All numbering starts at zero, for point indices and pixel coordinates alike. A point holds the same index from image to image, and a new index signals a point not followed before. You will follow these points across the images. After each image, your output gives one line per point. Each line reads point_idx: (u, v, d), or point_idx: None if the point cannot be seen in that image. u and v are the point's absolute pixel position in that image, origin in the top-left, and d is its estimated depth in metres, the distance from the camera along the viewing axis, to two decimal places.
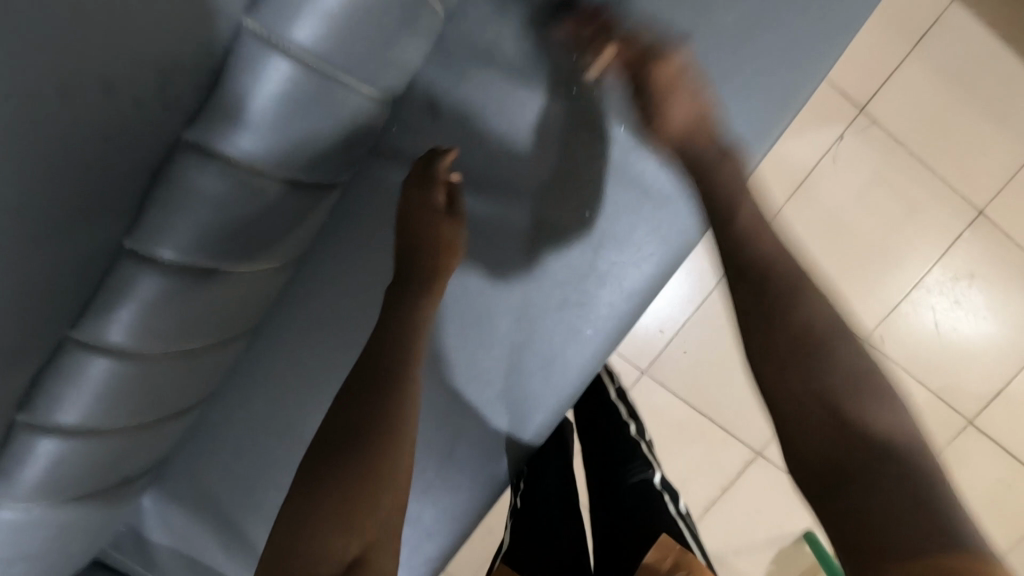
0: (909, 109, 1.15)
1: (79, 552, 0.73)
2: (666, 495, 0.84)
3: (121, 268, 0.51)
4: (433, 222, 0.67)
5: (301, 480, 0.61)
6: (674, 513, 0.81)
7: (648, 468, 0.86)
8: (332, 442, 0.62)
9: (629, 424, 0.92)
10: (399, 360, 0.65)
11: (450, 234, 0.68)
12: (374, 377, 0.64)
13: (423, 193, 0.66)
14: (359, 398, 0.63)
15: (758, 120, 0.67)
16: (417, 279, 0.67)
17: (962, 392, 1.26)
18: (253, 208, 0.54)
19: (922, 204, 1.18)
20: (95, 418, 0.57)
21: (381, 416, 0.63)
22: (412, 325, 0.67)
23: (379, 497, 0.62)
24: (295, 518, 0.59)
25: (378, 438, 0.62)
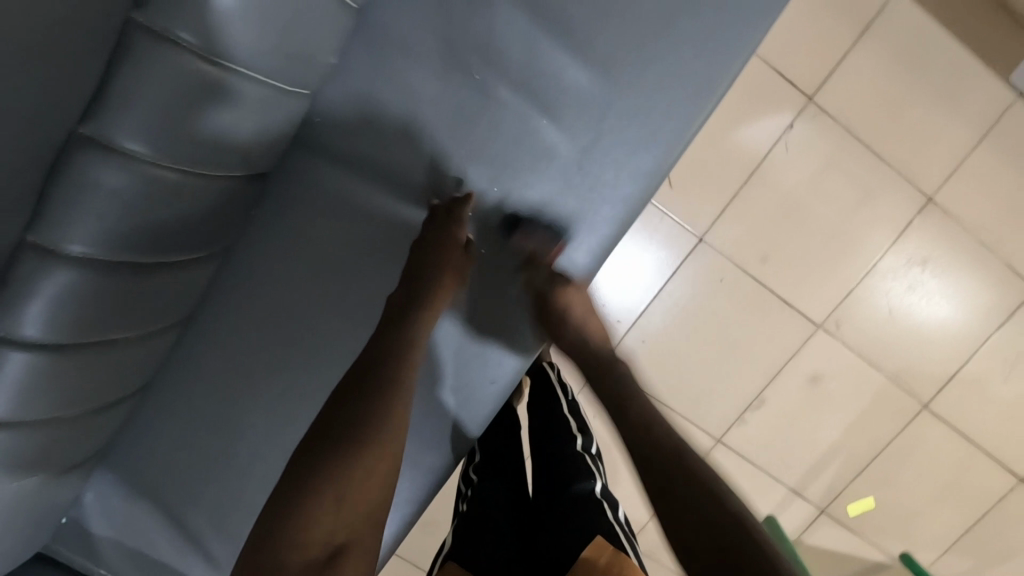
0: (857, 97, 1.16)
1: (18, 545, 0.73)
2: (608, 504, 0.78)
3: (28, 262, 0.51)
4: (447, 252, 0.70)
5: (296, 470, 0.59)
6: (615, 520, 0.76)
7: (591, 477, 0.81)
8: (331, 436, 0.60)
9: (578, 438, 0.88)
10: (403, 367, 0.65)
11: (460, 264, 0.71)
12: (372, 376, 0.63)
13: (445, 225, 0.70)
14: (356, 397, 0.62)
15: (676, 110, 0.67)
16: (424, 294, 0.68)
17: (916, 377, 1.28)
18: (169, 200, 0.54)
19: (871, 189, 1.20)
20: (20, 411, 0.58)
21: (378, 415, 0.62)
22: (416, 340, 0.67)
23: (368, 496, 0.61)
24: (283, 508, 0.58)
25: (377, 437, 0.61)
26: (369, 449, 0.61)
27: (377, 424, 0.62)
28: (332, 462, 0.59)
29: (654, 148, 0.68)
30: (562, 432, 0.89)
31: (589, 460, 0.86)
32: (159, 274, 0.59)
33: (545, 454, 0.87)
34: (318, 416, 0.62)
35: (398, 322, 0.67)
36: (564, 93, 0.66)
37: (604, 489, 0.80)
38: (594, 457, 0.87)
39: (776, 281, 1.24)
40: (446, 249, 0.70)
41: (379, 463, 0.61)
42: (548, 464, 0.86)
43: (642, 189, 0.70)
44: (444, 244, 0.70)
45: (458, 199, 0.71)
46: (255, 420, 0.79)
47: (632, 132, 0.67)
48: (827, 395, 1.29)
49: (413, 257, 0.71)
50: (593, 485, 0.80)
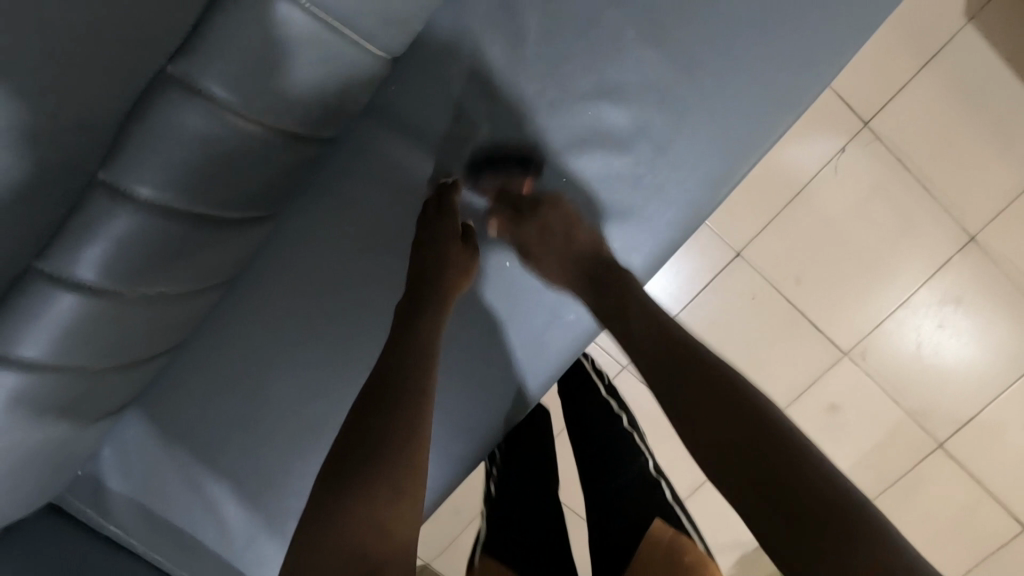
0: (913, 127, 1.15)
1: (33, 494, 0.70)
2: (663, 482, 0.81)
3: (94, 200, 0.49)
4: (449, 244, 0.70)
5: (328, 490, 0.56)
6: (671, 495, 0.79)
7: (643, 456, 0.84)
8: (353, 453, 0.58)
9: (623, 415, 0.92)
10: (411, 368, 0.63)
11: (463, 259, 0.71)
12: (396, 379, 0.62)
13: (442, 215, 0.71)
14: (381, 404, 0.60)
15: (755, 116, 0.66)
16: (429, 295, 0.68)
17: (935, 414, 1.27)
18: (246, 151, 0.53)
19: (915, 221, 1.18)
20: (60, 355, 0.55)
21: (407, 415, 0.60)
22: (432, 335, 0.67)
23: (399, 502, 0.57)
24: (315, 534, 0.54)
25: (397, 442, 0.59)
26: (404, 450, 0.59)
27: (407, 426, 0.60)
28: (368, 475, 0.56)
29: (726, 152, 0.67)
30: (605, 413, 0.93)
31: (637, 437, 0.89)
32: (219, 228, 0.57)
33: (587, 439, 0.90)
34: (340, 437, 0.59)
35: (415, 321, 0.66)
36: (650, 92, 0.65)
37: (656, 466, 0.84)
38: (640, 432, 0.91)
39: (808, 305, 1.22)
40: (448, 240, 0.70)
41: (417, 463, 0.59)
42: (597, 445, 0.88)
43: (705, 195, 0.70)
44: (445, 239, 0.70)
45: (447, 187, 0.72)
46: (288, 388, 0.77)
47: (709, 132, 0.67)
48: (843, 422, 1.28)
49: (417, 255, 0.70)
50: (646, 463, 0.83)
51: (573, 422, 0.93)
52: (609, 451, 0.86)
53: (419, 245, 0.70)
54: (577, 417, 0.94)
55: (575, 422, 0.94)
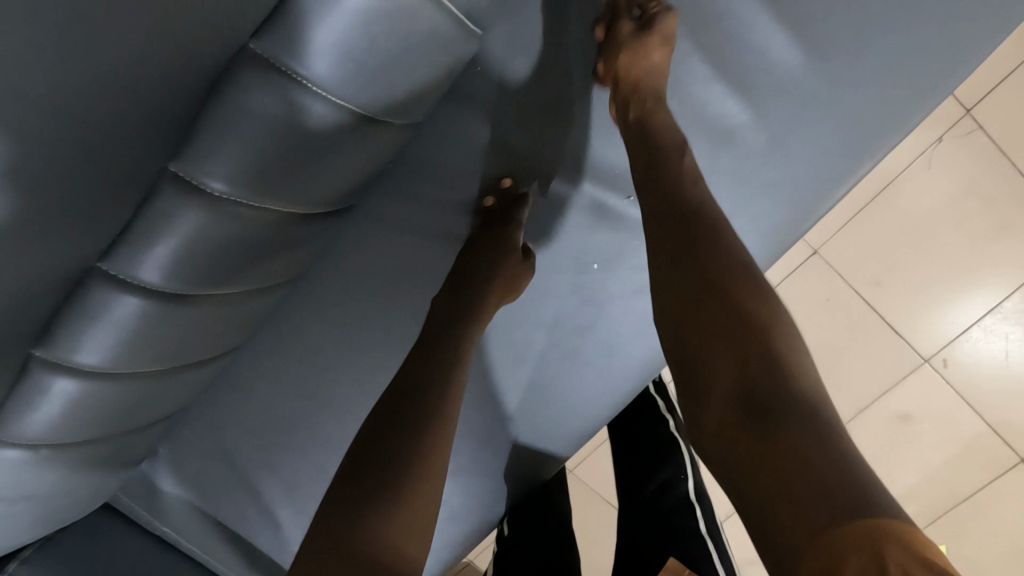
0: (1020, 116, 1.04)
1: (89, 495, 0.67)
2: (699, 506, 0.81)
3: (162, 194, 0.44)
4: (504, 258, 0.62)
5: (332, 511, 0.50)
6: (704, 526, 0.79)
7: (682, 473, 0.83)
8: (363, 475, 0.52)
9: (668, 421, 0.89)
10: (438, 377, 0.57)
11: (517, 269, 0.63)
12: (428, 375, 0.57)
13: (496, 218, 0.63)
14: (397, 415, 0.55)
15: (882, 111, 0.57)
16: (475, 300, 0.61)
17: (1020, 430, 1.14)
18: (330, 146, 0.46)
19: (1014, 219, 1.07)
20: (119, 362, 0.51)
21: (434, 413, 0.55)
22: (465, 346, 0.60)
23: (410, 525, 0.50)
24: (318, 561, 0.47)
25: (415, 459, 0.52)
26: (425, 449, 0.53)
27: (431, 424, 0.55)
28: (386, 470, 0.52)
29: (843, 153, 0.59)
30: (653, 417, 0.90)
31: (682, 446, 0.86)
32: (290, 226, 0.51)
33: (627, 441, 0.90)
34: (351, 453, 0.54)
35: (445, 330, 0.60)
36: (773, 76, 0.57)
37: (695, 485, 0.83)
38: (685, 440, 0.88)
39: (888, 308, 1.13)
40: (503, 253, 0.62)
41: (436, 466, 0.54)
42: (636, 452, 0.87)
43: (810, 201, 0.62)
44: (498, 250, 0.62)
45: (515, 197, 0.63)
46: (348, 392, 0.72)
47: (830, 128, 0.58)
48: (915, 435, 1.17)
49: (464, 260, 0.63)
50: (683, 480, 0.82)
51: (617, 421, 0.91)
52: (647, 461, 0.86)
53: (468, 252, 0.64)
54: (628, 416, 0.91)
55: (622, 424, 0.92)
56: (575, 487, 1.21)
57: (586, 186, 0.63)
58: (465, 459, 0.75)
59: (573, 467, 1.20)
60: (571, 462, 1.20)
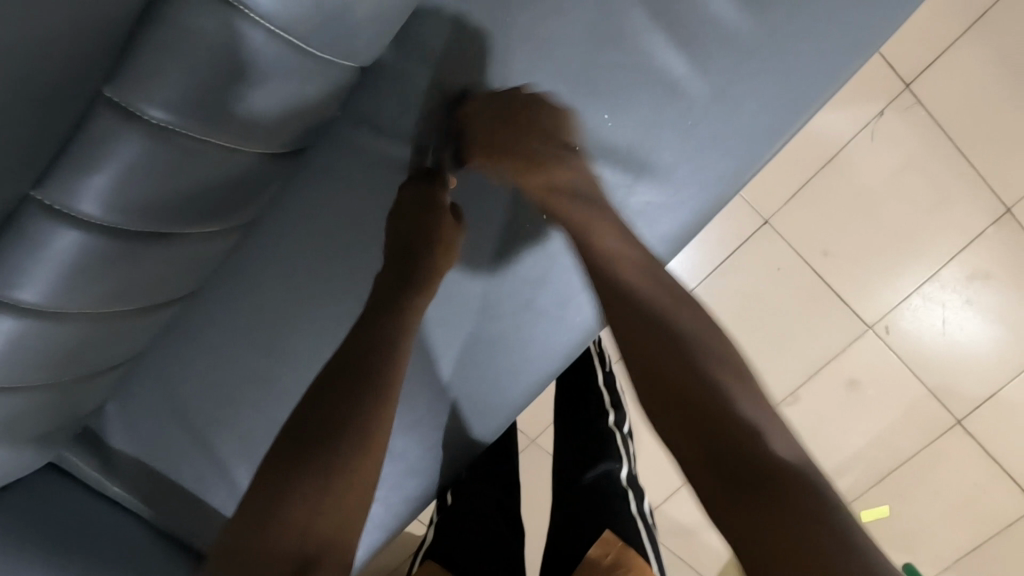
0: (957, 91, 1.09)
1: (36, 449, 0.66)
2: (632, 493, 0.80)
3: (99, 120, 0.44)
4: (434, 223, 0.64)
5: (275, 471, 0.53)
6: (637, 512, 0.78)
7: (618, 462, 0.81)
8: (303, 438, 0.54)
9: (610, 413, 0.86)
10: (381, 352, 0.59)
11: (448, 237, 0.65)
12: (353, 367, 0.58)
13: (429, 190, 0.65)
14: (337, 387, 0.56)
15: (816, 65, 0.61)
16: (412, 267, 0.63)
17: (956, 393, 1.20)
18: (264, 70, 0.45)
19: (951, 191, 1.13)
20: (59, 300, 0.50)
21: (363, 407, 0.56)
22: (410, 319, 0.62)
23: (348, 496, 0.53)
24: (257, 516, 0.51)
25: (353, 433, 0.54)
26: (350, 443, 0.54)
27: (359, 421, 0.55)
28: (312, 460, 0.52)
29: (780, 105, 0.62)
30: (594, 407, 0.88)
31: (620, 438, 0.85)
32: (234, 164, 0.51)
33: (570, 424, 0.86)
34: (296, 421, 0.56)
35: (389, 304, 0.61)
36: (710, 29, 0.60)
37: (630, 475, 0.82)
38: (624, 435, 0.86)
39: (835, 277, 1.18)
40: (433, 217, 0.64)
41: (366, 459, 0.54)
42: (576, 433, 0.85)
43: (754, 153, 0.65)
44: (429, 214, 0.64)
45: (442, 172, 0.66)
46: (302, 345, 0.72)
47: (768, 80, 0.61)
48: (862, 400, 1.22)
49: (399, 225, 0.65)
50: (618, 468, 0.81)
51: (562, 398, 0.90)
52: (585, 443, 0.84)
53: (397, 213, 0.65)
54: (570, 403, 0.89)
55: (564, 405, 0.89)
56: (537, 455, 1.22)
57: None
58: (421, 415, 0.75)
59: (534, 436, 1.22)
60: (533, 431, 1.22)
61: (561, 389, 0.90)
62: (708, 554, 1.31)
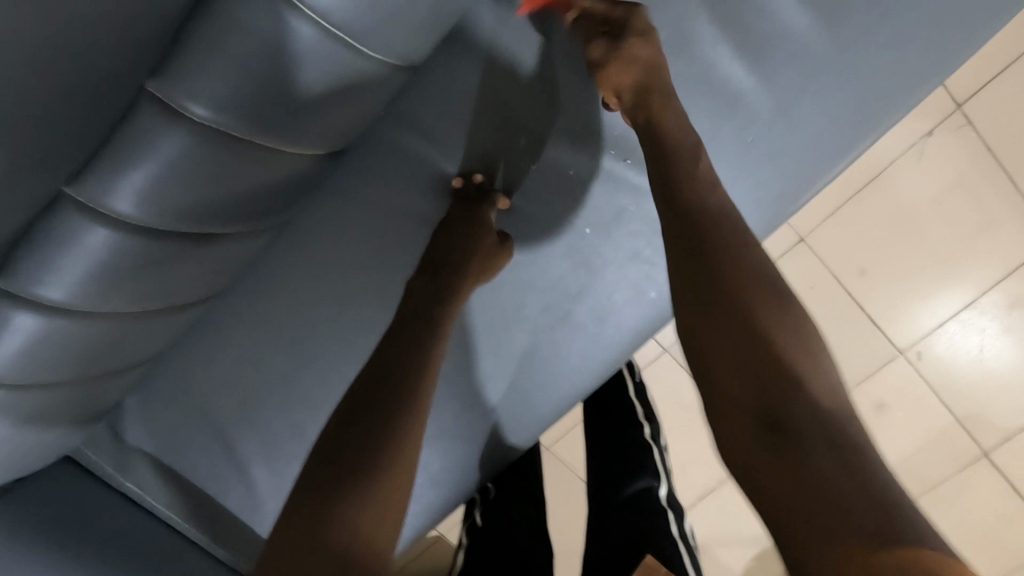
0: (1010, 113, 1.05)
1: (53, 443, 0.64)
2: (671, 513, 0.76)
3: (140, 117, 0.41)
4: (480, 237, 0.61)
5: (307, 491, 0.50)
6: (677, 532, 0.74)
7: (656, 479, 0.79)
8: (337, 456, 0.51)
9: (645, 425, 0.85)
10: (414, 359, 0.56)
11: (490, 252, 0.62)
12: (389, 376, 0.55)
13: (471, 211, 0.62)
14: (368, 402, 0.54)
15: (888, 84, 0.58)
16: (453, 281, 0.60)
17: (986, 424, 1.17)
18: (319, 70, 0.43)
19: (996, 216, 1.09)
20: (88, 299, 0.48)
21: (402, 416, 0.53)
22: (442, 327, 0.59)
23: (386, 514, 0.50)
24: (292, 541, 0.47)
25: (387, 446, 0.52)
26: (392, 453, 0.51)
27: (393, 434, 0.52)
28: (354, 471, 0.50)
29: (847, 124, 0.59)
30: (627, 423, 0.86)
31: (656, 451, 0.83)
32: (279, 165, 0.49)
33: (603, 440, 0.85)
34: (325, 438, 0.53)
35: (423, 314, 0.59)
36: (779, 42, 0.56)
37: (668, 494, 0.79)
38: (660, 447, 0.85)
39: (869, 298, 1.14)
40: (479, 232, 0.62)
41: (404, 472, 0.52)
42: (609, 448, 0.84)
43: (814, 172, 0.62)
44: (474, 228, 0.61)
45: (488, 188, 0.64)
46: (327, 349, 0.70)
47: (837, 98, 0.58)
48: (887, 425, 1.19)
49: (440, 241, 0.62)
50: (656, 486, 0.78)
51: (594, 412, 0.89)
52: (620, 459, 0.82)
53: (442, 228, 0.63)
54: (603, 418, 0.88)
55: (596, 423, 0.88)
56: (552, 464, 1.20)
57: (577, 146, 0.62)
58: (446, 426, 0.73)
59: (550, 444, 1.20)
60: (549, 439, 1.20)
61: (591, 405, 0.90)
62: (719, 572, 1.29)
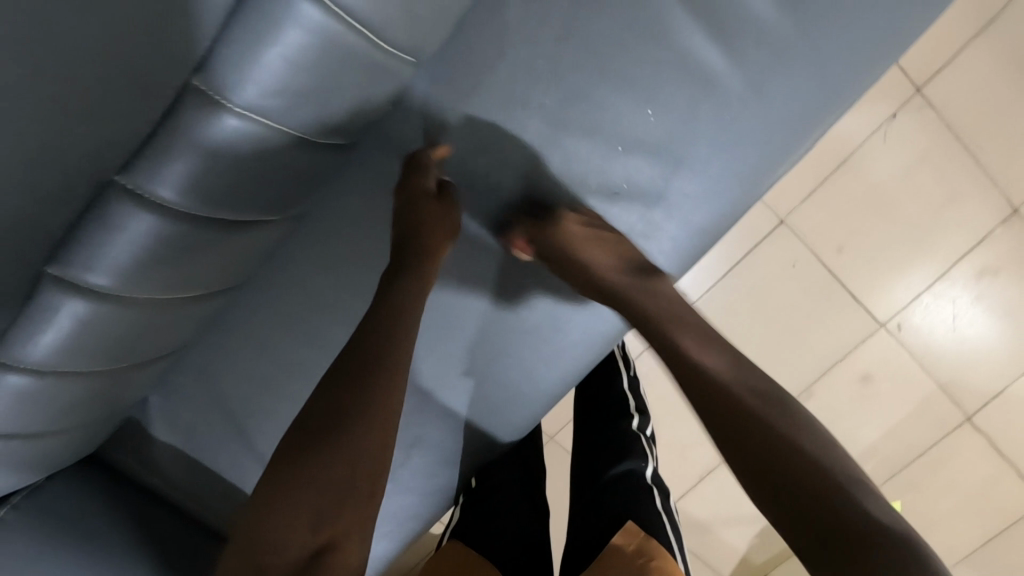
0: (965, 95, 1.13)
1: (84, 436, 0.67)
2: (657, 491, 0.78)
3: (185, 108, 0.45)
4: (424, 211, 0.64)
5: (276, 464, 0.54)
6: (661, 509, 0.75)
7: (642, 460, 0.80)
8: (311, 430, 0.55)
9: (635, 416, 0.86)
10: (385, 341, 0.58)
11: (439, 224, 0.65)
12: (355, 360, 0.57)
13: (414, 184, 0.65)
14: (340, 376, 0.57)
15: (858, 67, 0.61)
16: (411, 263, 0.63)
17: (966, 388, 1.23)
18: (340, 62, 0.48)
19: (959, 192, 1.16)
20: (129, 284, 0.52)
21: (363, 402, 0.55)
22: (409, 310, 0.61)
23: (347, 500, 0.54)
24: (257, 517, 0.53)
25: (351, 427, 0.54)
26: (344, 444, 0.54)
27: (357, 413, 0.55)
28: (310, 459, 0.53)
29: (817, 105, 0.62)
30: (617, 413, 0.88)
31: (645, 441, 0.84)
32: (303, 151, 0.53)
33: (591, 429, 0.87)
34: (303, 409, 0.57)
35: (392, 291, 0.62)
36: (753, 28, 0.59)
37: (654, 475, 0.80)
38: (649, 438, 0.85)
39: (848, 274, 1.20)
40: (421, 204, 0.64)
41: (367, 456, 0.55)
42: (596, 439, 0.85)
43: (786, 156, 0.65)
44: (416, 202, 0.65)
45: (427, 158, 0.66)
46: (344, 336, 0.73)
47: (809, 81, 0.61)
48: (875, 397, 1.25)
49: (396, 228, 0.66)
50: (643, 467, 0.79)
51: (585, 405, 0.91)
52: (607, 447, 0.83)
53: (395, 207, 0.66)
54: (592, 409, 0.89)
55: (586, 414, 0.90)
56: (556, 452, 1.24)
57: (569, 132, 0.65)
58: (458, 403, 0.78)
59: (552, 433, 1.23)
60: (552, 428, 1.23)
61: (584, 392, 0.93)
62: (723, 549, 1.32)
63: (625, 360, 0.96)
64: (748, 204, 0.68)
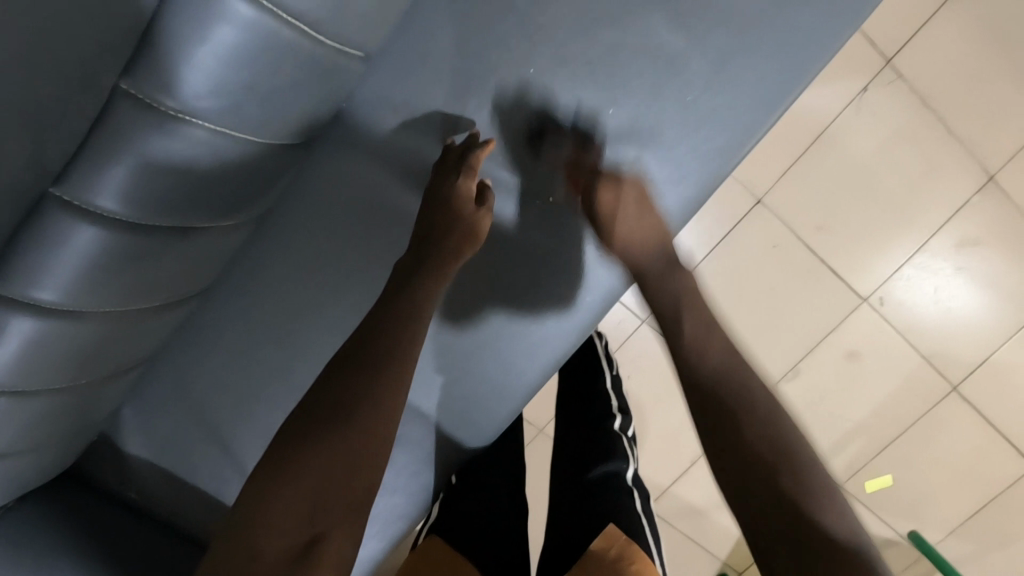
0: (936, 65, 1.12)
1: (54, 453, 0.66)
2: (636, 493, 0.79)
3: (116, 112, 0.44)
4: (457, 207, 0.63)
5: (277, 452, 0.53)
6: (641, 511, 0.76)
7: (623, 461, 0.80)
8: (320, 418, 0.54)
9: (616, 416, 0.86)
10: (394, 336, 0.58)
11: (470, 222, 0.63)
12: (367, 351, 0.57)
13: (451, 175, 0.63)
14: (351, 367, 0.56)
15: (820, 43, 0.58)
16: (428, 259, 0.62)
17: (951, 359, 1.23)
18: (271, 59, 0.46)
19: (935, 163, 1.16)
20: (79, 299, 0.51)
21: (373, 393, 0.55)
22: (422, 307, 0.60)
23: (344, 491, 0.52)
24: (251, 505, 0.51)
25: (358, 419, 0.53)
26: (354, 434, 0.53)
27: (368, 405, 0.54)
28: (315, 446, 0.52)
29: (779, 85, 0.60)
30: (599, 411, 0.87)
31: (625, 442, 0.84)
32: (248, 152, 0.52)
33: (571, 428, 0.86)
34: (308, 399, 0.56)
35: (404, 285, 0.61)
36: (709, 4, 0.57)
37: (633, 476, 0.81)
38: (628, 438, 0.86)
39: (828, 250, 1.20)
40: (459, 201, 0.63)
41: (371, 449, 0.53)
42: (575, 437, 0.84)
43: (749, 139, 0.63)
44: (454, 198, 0.63)
45: (472, 146, 0.64)
46: (315, 339, 0.72)
47: (769, 58, 0.59)
48: (860, 372, 1.25)
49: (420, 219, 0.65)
50: (623, 469, 0.79)
51: (564, 403, 0.90)
52: (586, 446, 0.82)
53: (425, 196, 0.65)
54: (573, 407, 0.88)
55: (566, 412, 0.89)
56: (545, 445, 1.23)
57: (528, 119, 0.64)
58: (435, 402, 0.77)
59: (541, 425, 1.23)
60: (540, 420, 1.22)
61: (564, 384, 0.92)
62: (717, 532, 1.33)
63: (608, 359, 0.96)
64: (717, 187, 0.66)
